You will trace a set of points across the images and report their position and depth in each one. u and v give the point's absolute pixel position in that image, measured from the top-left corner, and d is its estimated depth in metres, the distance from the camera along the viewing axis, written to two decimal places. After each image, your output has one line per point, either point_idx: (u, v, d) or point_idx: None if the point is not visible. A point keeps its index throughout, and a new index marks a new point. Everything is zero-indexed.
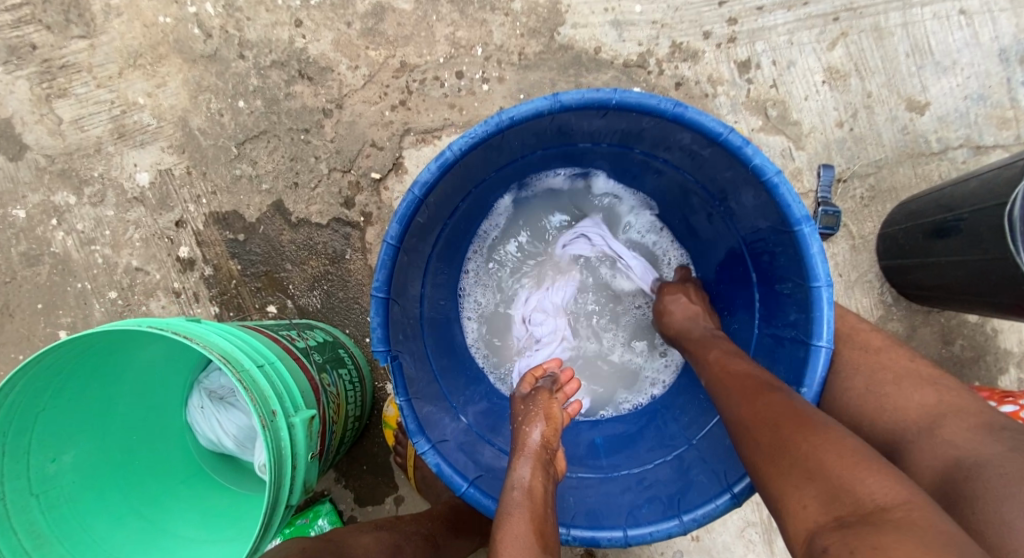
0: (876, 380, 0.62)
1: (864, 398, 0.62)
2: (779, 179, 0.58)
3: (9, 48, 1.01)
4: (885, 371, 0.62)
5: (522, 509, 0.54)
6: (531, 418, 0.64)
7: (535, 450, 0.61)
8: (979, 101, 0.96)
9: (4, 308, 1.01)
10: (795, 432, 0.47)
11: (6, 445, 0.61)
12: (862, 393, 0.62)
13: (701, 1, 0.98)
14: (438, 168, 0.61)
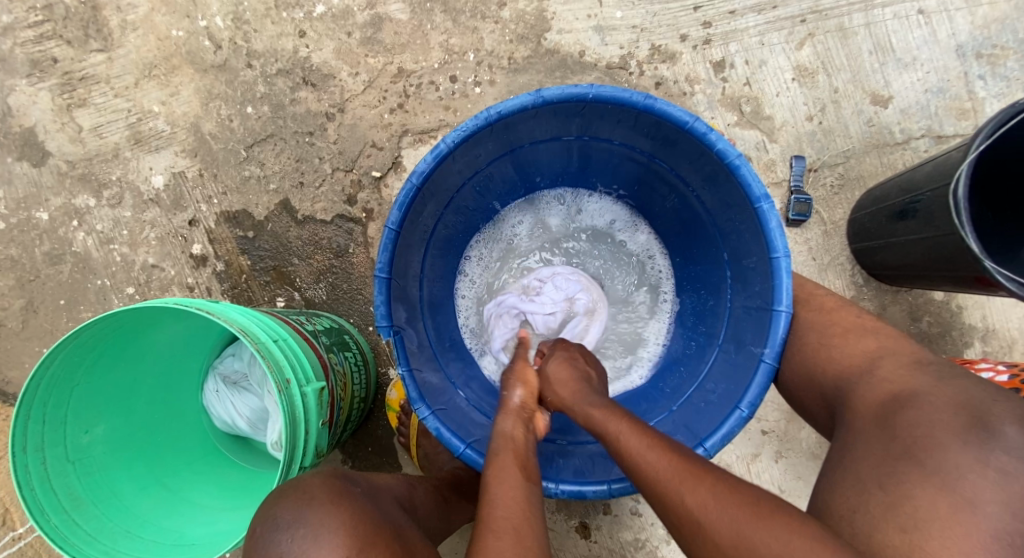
0: (826, 334, 0.72)
1: (816, 347, 0.71)
2: (740, 161, 0.64)
3: (32, 62, 1.08)
4: (834, 327, 0.71)
5: (507, 450, 0.63)
6: (511, 384, 0.75)
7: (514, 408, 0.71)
8: (939, 94, 1.02)
9: (29, 304, 1.07)
10: (695, 497, 0.51)
11: (47, 415, 0.68)
12: (814, 344, 0.72)
13: (677, 6, 1.05)
14: (434, 159, 0.67)
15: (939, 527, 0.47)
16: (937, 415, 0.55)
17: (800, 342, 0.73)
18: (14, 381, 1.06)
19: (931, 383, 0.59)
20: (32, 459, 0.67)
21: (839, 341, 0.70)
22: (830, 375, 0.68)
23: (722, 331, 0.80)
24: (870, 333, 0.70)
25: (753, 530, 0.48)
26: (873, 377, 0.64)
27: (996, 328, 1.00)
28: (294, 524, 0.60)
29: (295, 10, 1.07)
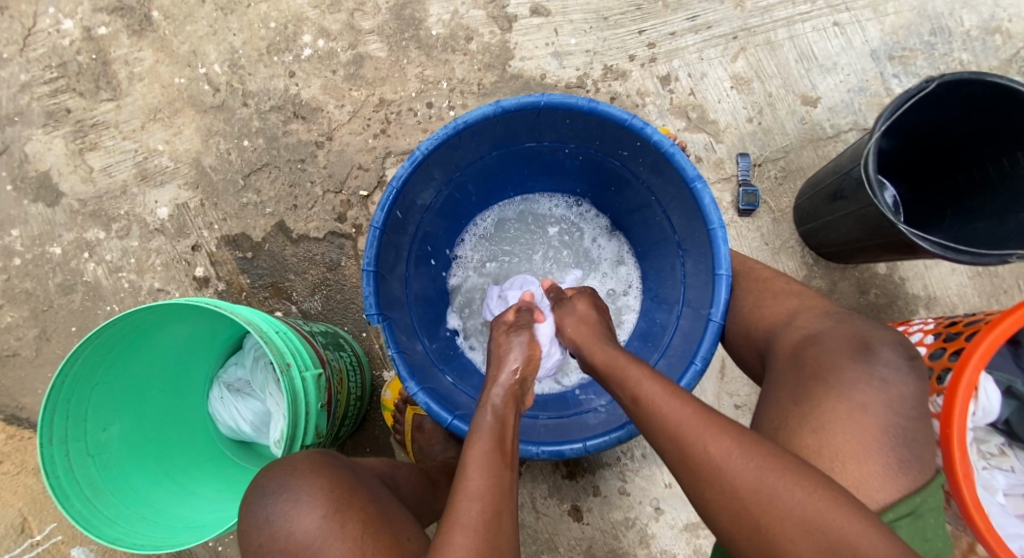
0: (761, 300, 0.80)
1: (750, 311, 0.80)
2: (673, 149, 0.74)
3: (48, 114, 1.19)
4: (766, 291, 0.80)
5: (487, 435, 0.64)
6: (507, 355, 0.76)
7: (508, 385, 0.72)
8: (860, 92, 1.16)
9: (41, 333, 1.14)
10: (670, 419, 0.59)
11: (70, 411, 0.75)
12: (749, 309, 0.80)
13: (624, 32, 1.19)
14: (411, 166, 0.77)
15: (841, 424, 0.59)
16: (845, 346, 0.65)
17: (742, 306, 0.82)
18: (26, 407, 1.12)
19: (834, 324, 0.69)
20: (57, 451, 0.73)
21: (769, 302, 0.79)
22: (763, 332, 0.76)
23: (679, 305, 0.89)
24: (795, 295, 0.78)
25: (705, 429, 0.57)
26: (798, 326, 0.72)
27: (938, 296, 1.09)
28: (277, 492, 0.68)
29: (285, 54, 1.19)
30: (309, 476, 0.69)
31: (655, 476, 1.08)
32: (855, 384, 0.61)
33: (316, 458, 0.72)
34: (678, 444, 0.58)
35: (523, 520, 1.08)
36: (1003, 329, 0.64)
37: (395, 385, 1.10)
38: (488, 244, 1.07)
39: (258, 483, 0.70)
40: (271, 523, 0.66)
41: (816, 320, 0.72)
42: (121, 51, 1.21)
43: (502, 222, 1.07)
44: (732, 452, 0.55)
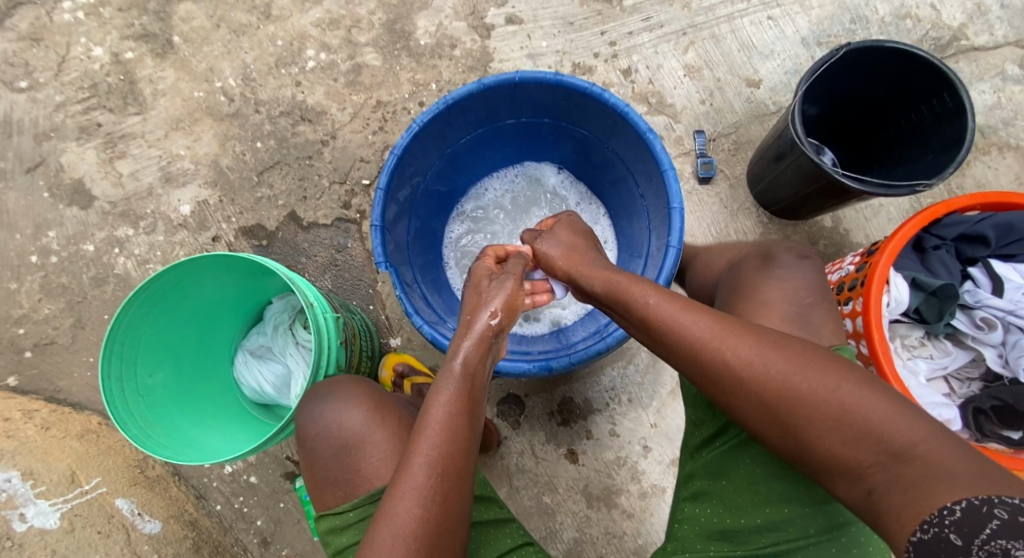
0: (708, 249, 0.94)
1: (700, 271, 0.93)
2: (628, 109, 0.89)
3: (81, 128, 1.34)
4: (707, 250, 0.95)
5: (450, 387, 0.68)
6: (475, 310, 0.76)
7: (478, 333, 0.74)
8: (796, 74, 1.33)
9: (77, 322, 1.25)
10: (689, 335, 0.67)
11: (124, 353, 0.86)
12: (698, 270, 0.94)
13: (588, 34, 1.36)
14: (409, 136, 0.91)
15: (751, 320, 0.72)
16: (755, 265, 0.79)
17: (696, 269, 0.95)
18: (64, 389, 1.22)
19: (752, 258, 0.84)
20: (115, 386, 0.84)
21: (710, 261, 0.92)
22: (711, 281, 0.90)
23: (645, 249, 1.01)
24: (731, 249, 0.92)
25: (730, 338, 0.65)
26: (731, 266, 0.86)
27: (879, 242, 1.24)
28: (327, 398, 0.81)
29: (291, 67, 1.36)
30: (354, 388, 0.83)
31: (641, 417, 1.18)
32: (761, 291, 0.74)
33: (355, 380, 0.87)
34: (703, 358, 0.66)
35: (524, 466, 1.18)
36: (903, 232, 0.79)
37: (390, 363, 1.21)
38: (501, 195, 1.23)
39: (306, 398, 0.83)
40: (323, 421, 0.80)
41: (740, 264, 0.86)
42: (146, 72, 1.36)
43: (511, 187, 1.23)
44: (754, 355, 0.63)
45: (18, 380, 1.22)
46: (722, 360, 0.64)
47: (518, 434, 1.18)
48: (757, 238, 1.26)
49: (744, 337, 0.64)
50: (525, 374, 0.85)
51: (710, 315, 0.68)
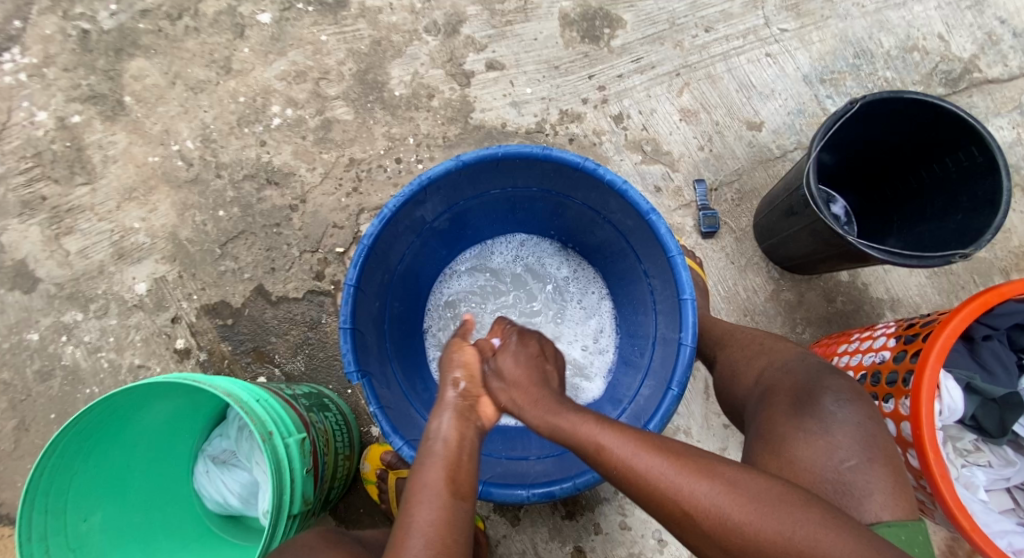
0: (734, 340, 0.87)
1: (727, 378, 0.83)
2: (626, 186, 0.79)
3: (23, 202, 1.22)
4: (733, 333, 0.89)
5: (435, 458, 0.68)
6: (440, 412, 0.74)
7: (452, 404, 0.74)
8: (800, 114, 1.24)
9: (20, 423, 1.13)
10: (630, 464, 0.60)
11: (48, 505, 0.76)
12: (725, 376, 0.84)
13: (575, 78, 1.26)
14: (380, 223, 0.80)
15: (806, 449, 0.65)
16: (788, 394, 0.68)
17: (721, 374, 0.85)
18: (5, 501, 1.10)
19: (783, 375, 0.74)
20: (36, 548, 0.74)
21: (740, 366, 0.82)
22: (739, 397, 0.80)
23: (652, 331, 0.92)
24: (763, 351, 0.81)
25: (681, 481, 0.57)
26: (763, 383, 0.76)
27: (901, 297, 1.14)
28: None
29: (255, 125, 1.24)
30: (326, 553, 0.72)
31: None
32: (791, 438, 0.66)
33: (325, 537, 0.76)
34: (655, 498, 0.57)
35: None
36: (954, 328, 0.69)
37: (374, 454, 1.09)
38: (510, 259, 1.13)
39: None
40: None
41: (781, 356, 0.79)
42: (94, 137, 1.24)
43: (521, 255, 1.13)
44: (713, 501, 0.55)
45: None
46: (679, 506, 0.56)
47: (518, 532, 1.08)
48: (768, 297, 1.16)
49: (698, 477, 0.57)
50: (523, 503, 0.76)
51: (661, 452, 0.60)
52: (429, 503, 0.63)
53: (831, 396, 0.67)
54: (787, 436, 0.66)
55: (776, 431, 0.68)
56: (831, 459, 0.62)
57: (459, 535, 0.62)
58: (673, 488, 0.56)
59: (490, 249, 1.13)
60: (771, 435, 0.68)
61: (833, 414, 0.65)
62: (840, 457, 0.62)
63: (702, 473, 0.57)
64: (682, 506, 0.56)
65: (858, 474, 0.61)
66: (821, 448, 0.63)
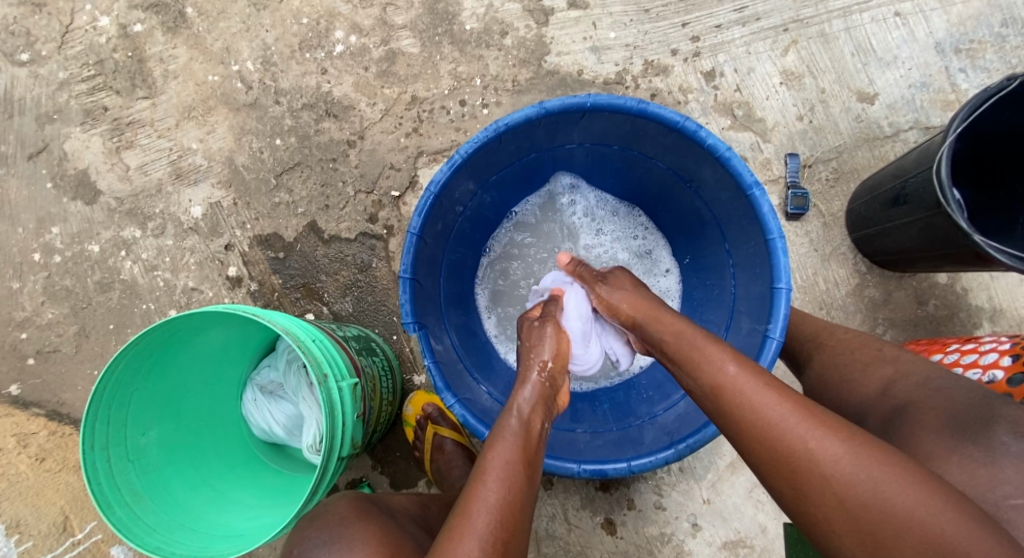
0: (844, 346, 0.81)
1: (838, 382, 0.76)
2: (729, 154, 0.70)
3: (85, 111, 1.20)
4: (854, 337, 0.82)
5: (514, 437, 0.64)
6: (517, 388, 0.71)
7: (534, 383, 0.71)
8: (923, 88, 1.09)
9: (81, 330, 1.16)
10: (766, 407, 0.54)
11: (111, 416, 0.76)
12: (836, 379, 0.77)
13: (666, 24, 1.13)
14: (449, 169, 0.74)
15: (960, 469, 0.57)
16: (938, 419, 0.63)
17: (826, 377, 0.79)
18: (66, 402, 1.15)
19: (931, 393, 0.67)
20: (98, 458, 0.74)
21: (857, 372, 0.75)
22: (853, 403, 0.73)
23: (728, 315, 0.85)
24: (888, 361, 0.75)
25: (812, 430, 0.51)
26: (894, 396, 0.69)
27: (1003, 308, 1.03)
28: (329, 542, 0.67)
29: (317, 51, 1.17)
30: (356, 524, 0.69)
31: (693, 491, 1.05)
32: (942, 458, 0.59)
33: (358, 508, 0.73)
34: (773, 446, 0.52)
35: (555, 532, 1.06)
36: None
37: (418, 401, 1.08)
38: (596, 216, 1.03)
39: (307, 537, 0.70)
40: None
41: (921, 362, 0.73)
42: (156, 49, 1.20)
43: (607, 220, 1.03)
44: (845, 455, 0.49)
45: (20, 389, 1.16)
46: (803, 453, 0.50)
47: (551, 496, 1.06)
48: (850, 292, 1.06)
49: (825, 431, 0.51)
50: (573, 478, 0.72)
51: (790, 400, 0.55)
52: (501, 481, 0.59)
53: (1006, 428, 0.59)
54: (939, 455, 0.59)
55: (920, 449, 0.61)
56: (991, 491, 0.54)
57: (522, 522, 0.58)
58: (787, 427, 0.52)
59: (615, 213, 1.03)
60: (912, 450, 0.61)
61: (1004, 446, 0.57)
62: (1004, 493, 0.54)
63: (838, 429, 0.51)
64: (787, 447, 0.51)
65: (1022, 515, 0.52)
66: (981, 478, 0.56)
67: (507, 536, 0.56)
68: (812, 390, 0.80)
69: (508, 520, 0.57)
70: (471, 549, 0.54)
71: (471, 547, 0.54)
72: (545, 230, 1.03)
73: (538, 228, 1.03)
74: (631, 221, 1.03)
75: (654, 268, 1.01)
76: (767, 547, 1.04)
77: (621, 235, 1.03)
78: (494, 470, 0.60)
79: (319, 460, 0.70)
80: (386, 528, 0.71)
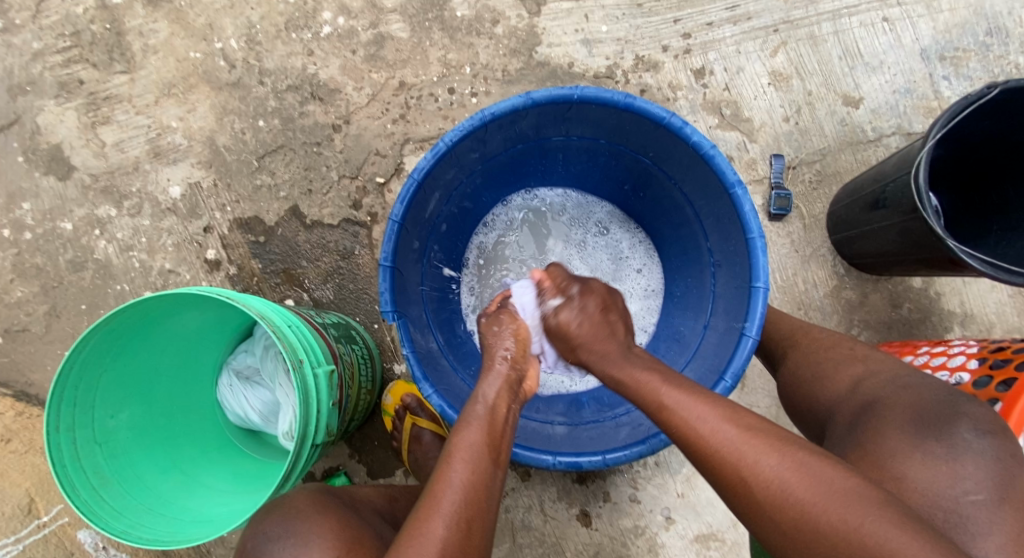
0: (812, 348, 0.82)
1: (810, 379, 0.77)
2: (714, 151, 0.70)
3: (60, 84, 1.16)
4: (823, 337, 0.83)
5: (479, 422, 0.65)
6: (486, 380, 0.71)
7: (502, 372, 0.72)
8: (907, 94, 1.10)
9: (51, 310, 1.13)
10: (698, 425, 0.56)
11: (77, 398, 0.74)
12: (807, 376, 0.78)
13: (658, 20, 1.12)
14: (433, 157, 0.73)
15: (920, 470, 0.58)
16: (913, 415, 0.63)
17: (800, 373, 0.79)
18: (36, 383, 1.12)
19: (899, 390, 0.67)
20: (63, 439, 0.73)
21: (829, 369, 0.76)
22: (825, 400, 0.74)
23: (707, 314, 0.86)
24: (858, 359, 0.76)
25: (748, 449, 0.53)
26: (864, 392, 0.70)
27: (974, 313, 1.05)
28: (283, 536, 0.67)
29: (304, 31, 1.15)
30: (311, 519, 0.69)
31: (668, 484, 1.06)
32: (905, 456, 0.60)
33: (315, 499, 0.73)
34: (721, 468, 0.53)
35: (530, 523, 1.07)
36: None
37: (398, 391, 1.08)
38: (580, 211, 1.04)
39: (259, 531, 0.69)
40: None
41: (886, 359, 0.75)
42: (135, 22, 1.17)
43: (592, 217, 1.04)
44: (778, 476, 0.51)
45: None
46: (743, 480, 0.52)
47: (528, 487, 1.07)
48: (828, 293, 1.08)
49: (728, 431, 0.55)
50: (548, 469, 0.72)
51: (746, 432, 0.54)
52: (466, 462, 0.60)
53: (969, 424, 0.60)
54: (904, 453, 0.60)
55: (885, 445, 0.62)
56: (952, 487, 0.56)
57: (490, 503, 0.59)
58: (735, 456, 0.53)
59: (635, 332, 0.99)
60: (878, 445, 0.62)
61: (966, 443, 0.59)
62: (964, 488, 0.56)
63: (733, 420, 0.56)
64: (744, 482, 0.52)
65: (980, 511, 0.54)
66: (941, 475, 0.57)
67: (471, 515, 0.57)
68: (786, 388, 0.81)
69: (475, 500, 0.58)
70: (437, 528, 0.56)
71: (438, 528, 0.56)
72: (635, 264, 1.02)
73: (632, 258, 1.02)
74: (617, 226, 1.04)
75: (632, 264, 1.02)
76: (738, 542, 1.05)
77: (624, 245, 1.03)
78: (460, 452, 0.61)
79: (292, 446, 0.68)
80: (343, 521, 0.70)
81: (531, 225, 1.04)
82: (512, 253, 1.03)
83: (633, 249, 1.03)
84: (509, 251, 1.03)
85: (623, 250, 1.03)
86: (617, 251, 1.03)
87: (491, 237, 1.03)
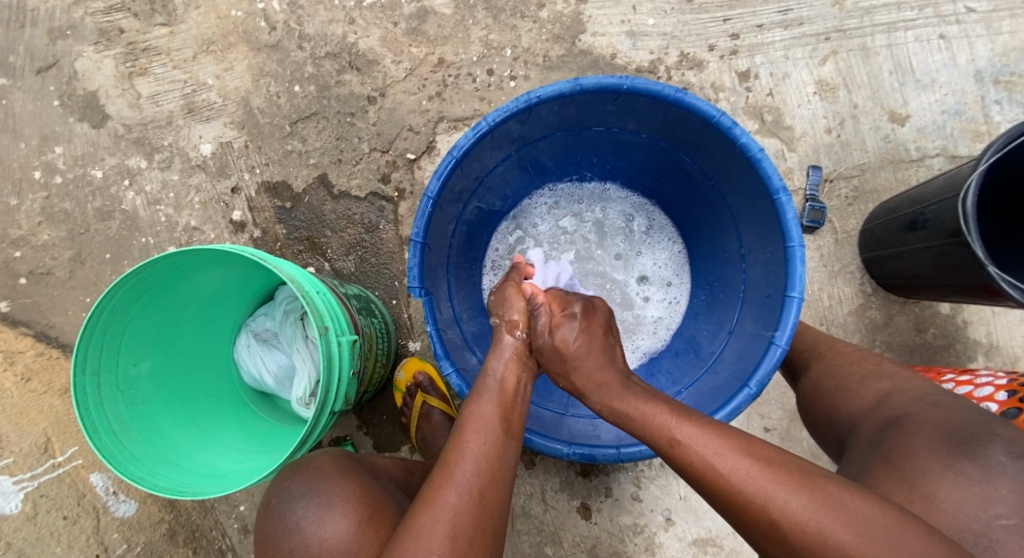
0: (834, 362, 0.81)
1: (833, 392, 0.77)
2: (761, 155, 0.69)
3: (100, 31, 1.16)
4: (843, 352, 0.82)
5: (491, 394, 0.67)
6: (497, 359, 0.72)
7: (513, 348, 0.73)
8: (956, 115, 1.07)
9: (76, 256, 1.14)
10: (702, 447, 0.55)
11: (105, 342, 0.74)
12: (830, 389, 0.77)
13: (707, 18, 1.10)
14: (474, 136, 0.72)
15: (950, 488, 0.58)
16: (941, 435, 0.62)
17: (821, 385, 0.79)
18: (56, 325, 1.13)
19: (928, 407, 0.67)
20: (88, 382, 0.73)
21: (854, 383, 0.75)
22: (847, 413, 0.74)
23: (733, 319, 0.86)
24: (885, 376, 0.75)
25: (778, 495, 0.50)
26: (890, 408, 0.69)
27: (1000, 344, 1.04)
28: (309, 496, 0.68)
29: None
30: (337, 481, 0.70)
31: (671, 486, 1.06)
32: (934, 473, 0.59)
33: (339, 462, 0.73)
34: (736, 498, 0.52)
35: (530, 511, 1.07)
36: None
37: (410, 367, 1.08)
38: (623, 201, 1.03)
39: (285, 488, 0.70)
40: (302, 529, 0.66)
41: (913, 377, 0.74)
42: None
43: (634, 209, 1.03)
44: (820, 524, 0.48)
45: (9, 306, 1.14)
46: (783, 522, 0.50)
47: (532, 475, 1.07)
48: (852, 311, 1.06)
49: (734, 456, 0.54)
50: (561, 458, 0.73)
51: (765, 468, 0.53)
52: (479, 435, 0.62)
53: (1003, 447, 0.60)
54: (932, 472, 0.59)
55: (915, 462, 0.61)
56: (983, 510, 0.56)
57: (500, 477, 0.60)
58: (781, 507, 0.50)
59: (658, 323, 1.00)
60: (903, 461, 0.61)
61: (1000, 465, 0.58)
62: (995, 512, 0.56)
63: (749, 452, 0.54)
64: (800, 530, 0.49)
65: (1011, 535, 0.55)
66: (973, 495, 0.57)
67: (483, 484, 0.58)
68: (805, 400, 0.81)
69: (487, 469, 0.59)
70: (449, 496, 0.57)
71: (449, 497, 0.57)
72: (665, 267, 1.01)
73: (665, 261, 1.01)
74: (657, 227, 1.02)
75: (659, 267, 1.01)
76: (736, 549, 1.06)
77: (658, 245, 1.02)
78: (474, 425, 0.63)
79: (311, 412, 0.69)
80: (365, 485, 0.71)
81: (577, 198, 1.03)
82: (552, 218, 1.03)
83: (666, 250, 1.02)
84: (548, 218, 1.03)
85: (655, 250, 1.02)
86: (651, 249, 1.02)
87: (546, 197, 1.03)
